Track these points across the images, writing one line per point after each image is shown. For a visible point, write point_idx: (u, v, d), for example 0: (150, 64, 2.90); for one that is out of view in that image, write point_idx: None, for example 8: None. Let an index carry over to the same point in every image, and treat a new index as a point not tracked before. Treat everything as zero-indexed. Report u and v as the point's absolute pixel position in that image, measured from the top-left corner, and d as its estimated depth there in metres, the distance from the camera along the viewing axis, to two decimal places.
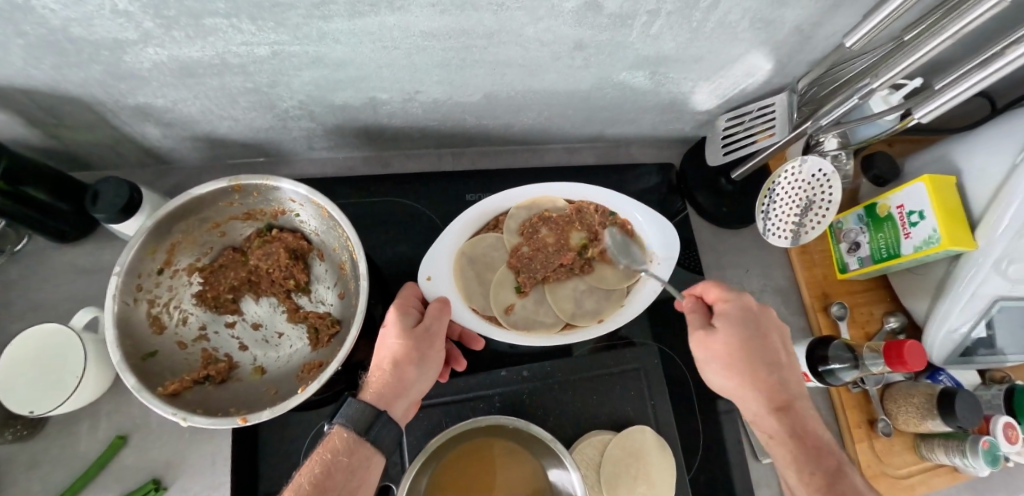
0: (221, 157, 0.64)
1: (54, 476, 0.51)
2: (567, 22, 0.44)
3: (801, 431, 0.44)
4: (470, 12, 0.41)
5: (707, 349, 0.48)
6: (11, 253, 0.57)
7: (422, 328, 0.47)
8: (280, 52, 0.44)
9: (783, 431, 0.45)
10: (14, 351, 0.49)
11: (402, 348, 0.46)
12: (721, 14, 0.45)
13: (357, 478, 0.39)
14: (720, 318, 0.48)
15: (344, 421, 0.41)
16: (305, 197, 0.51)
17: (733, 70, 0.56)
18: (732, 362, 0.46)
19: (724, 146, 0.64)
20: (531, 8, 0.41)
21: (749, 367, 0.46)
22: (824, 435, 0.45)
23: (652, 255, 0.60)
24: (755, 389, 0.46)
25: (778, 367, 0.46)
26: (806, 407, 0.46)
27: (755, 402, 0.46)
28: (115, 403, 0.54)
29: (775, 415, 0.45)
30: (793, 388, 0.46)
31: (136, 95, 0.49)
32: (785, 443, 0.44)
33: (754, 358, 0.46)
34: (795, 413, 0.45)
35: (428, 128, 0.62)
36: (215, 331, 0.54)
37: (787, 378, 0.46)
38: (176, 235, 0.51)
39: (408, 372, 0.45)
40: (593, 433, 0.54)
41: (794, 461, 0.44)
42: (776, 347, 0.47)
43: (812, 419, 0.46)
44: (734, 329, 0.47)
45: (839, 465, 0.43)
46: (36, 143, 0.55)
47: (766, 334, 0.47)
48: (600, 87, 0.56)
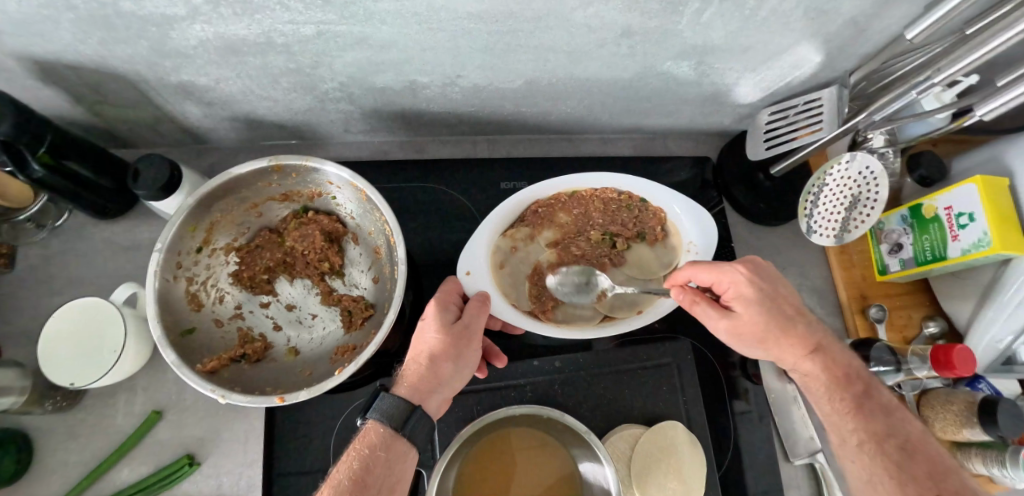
0: (259, 138, 0.64)
1: (91, 447, 0.52)
2: (619, 7, 0.43)
3: (829, 366, 0.47)
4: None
5: (735, 331, 0.48)
6: (54, 227, 0.58)
7: (462, 325, 0.47)
8: (325, 32, 0.44)
9: (818, 370, 0.47)
10: (57, 324, 0.49)
11: (441, 343, 0.45)
12: (776, 3, 0.44)
13: (394, 473, 0.39)
14: (738, 302, 0.47)
15: (378, 417, 0.41)
16: (345, 179, 0.50)
17: (781, 62, 0.54)
18: (765, 335, 0.47)
19: (766, 141, 0.62)
20: None
21: (782, 327, 0.47)
22: (852, 366, 0.48)
23: (688, 244, 0.59)
24: (789, 350, 0.48)
25: (799, 320, 0.48)
26: (831, 343, 0.49)
27: (789, 351, 0.48)
28: (151, 378, 0.55)
29: (812, 357, 0.47)
30: (820, 331, 0.49)
31: (179, 73, 0.49)
32: (819, 383, 0.47)
33: (786, 322, 0.47)
34: (826, 352, 0.48)
35: (464, 114, 0.61)
36: (250, 310, 0.55)
37: (812, 324, 0.49)
38: (215, 214, 0.52)
39: (445, 368, 0.44)
40: (624, 426, 0.54)
41: (827, 399, 0.47)
42: (785, 297, 0.48)
43: (840, 353, 0.49)
44: (760, 309, 0.46)
45: (865, 386, 0.47)
46: (78, 119, 0.56)
47: (773, 285, 0.48)
48: (644, 76, 0.55)
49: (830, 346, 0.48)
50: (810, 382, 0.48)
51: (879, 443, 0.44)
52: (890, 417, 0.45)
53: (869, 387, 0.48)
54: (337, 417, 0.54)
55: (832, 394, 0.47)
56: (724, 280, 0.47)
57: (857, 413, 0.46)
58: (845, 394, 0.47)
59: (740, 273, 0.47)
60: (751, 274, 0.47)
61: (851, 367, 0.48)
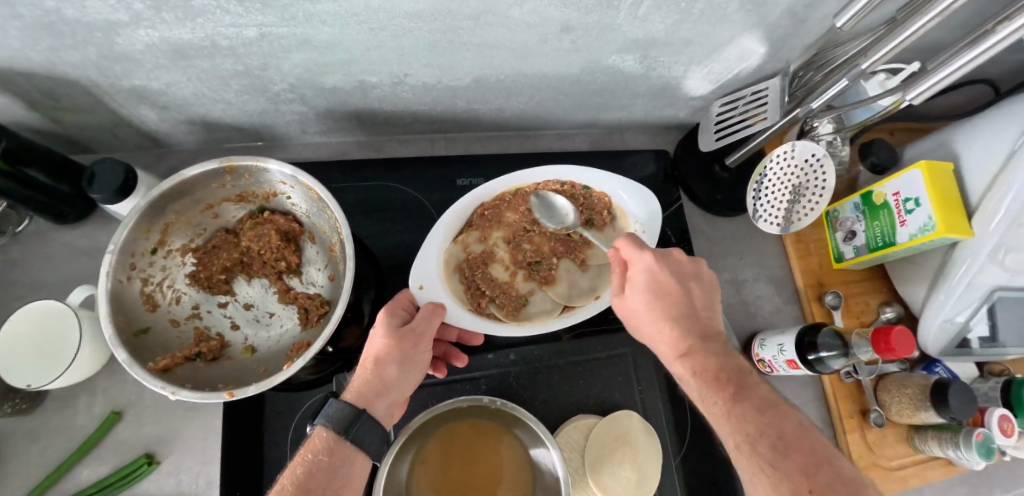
0: (218, 141, 0.65)
1: (52, 448, 0.52)
2: (554, 4, 0.44)
3: (701, 369, 0.41)
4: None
5: (626, 313, 0.48)
6: (15, 233, 0.59)
7: (409, 328, 0.47)
8: (269, 34, 0.45)
9: (687, 374, 0.42)
10: (14, 327, 0.50)
11: (387, 347, 0.45)
12: None
13: (340, 476, 0.40)
14: (630, 280, 0.47)
15: (324, 421, 0.41)
16: (294, 178, 0.51)
17: (726, 54, 0.55)
18: (654, 315, 0.44)
19: (717, 131, 0.63)
20: None
21: (665, 317, 0.44)
22: (725, 366, 0.41)
23: (635, 224, 0.59)
24: (659, 339, 0.44)
25: (690, 314, 0.44)
26: (713, 342, 0.43)
27: (663, 349, 0.44)
28: (112, 379, 0.56)
29: (683, 358, 0.42)
30: (695, 330, 0.43)
31: (131, 78, 0.50)
32: (690, 383, 0.41)
33: (671, 312, 0.44)
34: (704, 350, 0.42)
35: (419, 112, 0.62)
36: (208, 311, 0.56)
37: (692, 322, 0.44)
38: (169, 216, 0.52)
39: (390, 371, 0.45)
40: (579, 416, 0.54)
41: (701, 400, 0.40)
42: (681, 294, 0.45)
43: (716, 353, 0.42)
44: (641, 290, 0.46)
45: (740, 384, 0.39)
46: (35, 125, 0.57)
47: (671, 278, 0.46)
48: (592, 71, 0.56)
49: (698, 346, 0.42)
50: (687, 386, 0.42)
51: (755, 443, 0.36)
52: (760, 415, 0.37)
53: (749, 388, 0.39)
54: (296, 412, 0.55)
55: (709, 394, 0.40)
56: (631, 262, 0.47)
57: (729, 415, 0.38)
58: (714, 398, 0.39)
59: (648, 259, 0.46)
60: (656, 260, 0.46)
61: (730, 368, 0.41)
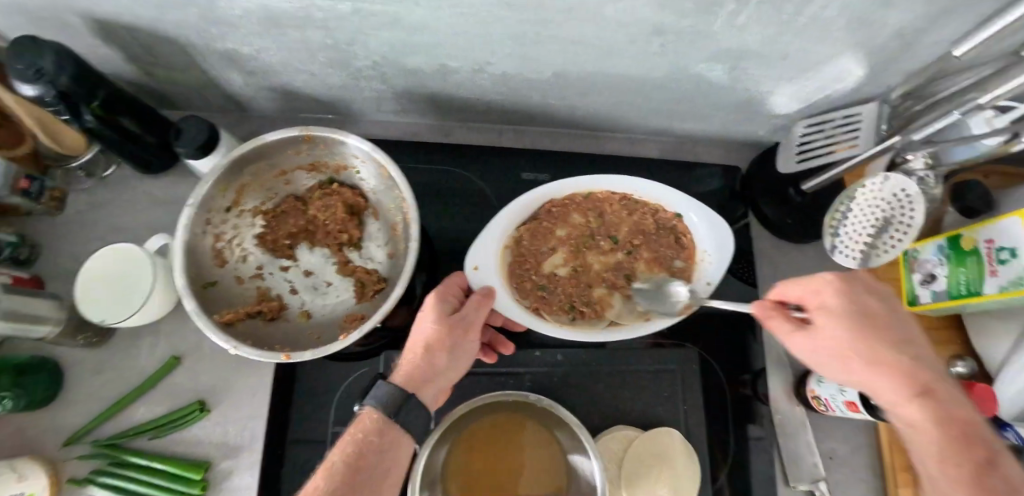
0: (295, 111, 0.66)
1: (118, 381, 0.56)
2: (650, 5, 0.43)
3: (944, 414, 0.34)
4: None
5: (818, 349, 0.38)
6: (103, 177, 0.63)
7: (458, 317, 0.47)
8: (362, 10, 0.45)
9: (925, 419, 0.34)
10: (95, 265, 0.53)
11: (436, 333, 0.45)
12: (815, 9, 0.43)
13: (388, 458, 0.40)
14: (818, 311, 0.38)
15: (374, 403, 0.42)
16: (368, 153, 0.52)
17: (819, 73, 0.53)
18: (854, 349, 0.36)
19: (798, 152, 0.60)
20: None
21: (871, 354, 0.36)
22: (976, 420, 0.34)
23: (701, 254, 0.57)
24: (879, 371, 0.35)
25: (913, 345, 0.37)
26: (946, 388, 0.35)
27: (889, 390, 0.35)
28: (174, 326, 0.58)
29: (919, 401, 0.34)
30: (925, 367, 0.36)
31: (225, 41, 0.52)
32: (929, 432, 0.33)
33: (881, 339, 0.36)
34: (937, 398, 0.34)
35: (494, 102, 0.61)
36: (270, 272, 0.57)
37: (921, 359, 0.36)
38: (245, 178, 0.54)
39: (439, 358, 0.45)
40: (617, 428, 0.53)
41: (936, 454, 0.33)
42: (891, 321, 0.38)
43: (957, 401, 0.35)
44: (846, 315, 0.37)
45: (992, 454, 0.32)
46: (131, 78, 0.60)
47: (879, 310, 0.38)
48: (676, 77, 0.54)
49: (942, 388, 0.34)
50: (920, 435, 0.34)
51: None
52: (952, 420, 0.34)
53: (998, 461, 0.32)
54: (340, 383, 0.56)
55: (929, 416, 0.34)
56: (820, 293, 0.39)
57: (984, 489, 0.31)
58: (955, 436, 0.33)
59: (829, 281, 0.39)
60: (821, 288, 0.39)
61: (978, 428, 0.33)
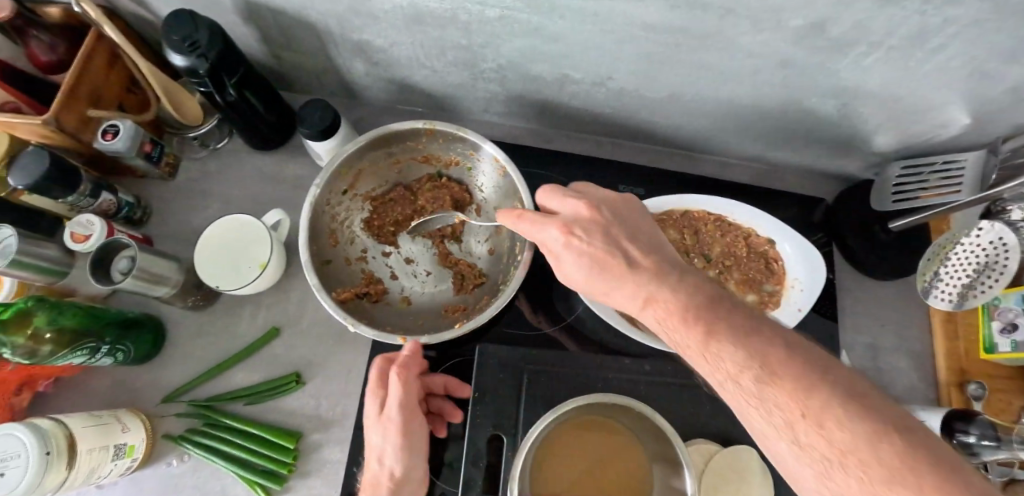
0: (404, 103, 0.68)
1: (218, 345, 0.59)
2: (785, 38, 0.45)
3: (790, 378, 0.28)
4: (698, 12, 0.43)
5: (653, 314, 0.38)
6: (215, 149, 0.66)
7: (388, 417, 0.45)
8: (507, 17, 0.48)
9: (782, 396, 0.28)
10: (216, 233, 0.56)
11: (388, 445, 0.45)
12: (941, 59, 0.45)
13: None
14: (652, 292, 0.38)
15: None
16: (488, 154, 0.55)
17: (927, 118, 0.54)
18: (678, 322, 0.35)
19: (894, 194, 0.61)
20: (757, 19, 0.43)
21: (706, 330, 0.33)
22: (776, 357, 0.29)
23: (791, 280, 0.59)
24: (733, 345, 0.31)
25: (755, 325, 0.32)
26: (765, 341, 0.31)
27: (727, 359, 0.30)
28: (274, 299, 0.61)
29: (751, 366, 0.29)
30: (737, 330, 0.32)
31: (362, 32, 0.54)
32: (792, 403, 0.27)
33: (708, 314, 0.34)
34: (789, 359, 0.29)
35: (600, 114, 0.63)
36: (374, 256, 0.59)
37: (741, 327, 0.32)
38: (365, 163, 0.56)
39: (398, 468, 0.45)
40: (699, 440, 0.55)
41: (790, 437, 0.27)
42: (722, 307, 0.34)
43: (766, 349, 0.30)
44: (675, 296, 0.36)
45: (811, 388, 0.27)
46: (258, 58, 0.63)
47: (710, 303, 0.35)
48: (785, 108, 0.56)
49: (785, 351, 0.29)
50: (770, 415, 0.28)
51: None
52: (780, 372, 0.28)
53: (858, 402, 0.26)
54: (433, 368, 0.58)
55: (775, 379, 0.28)
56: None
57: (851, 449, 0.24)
58: (792, 389, 0.27)
59: (582, 212, 0.45)
60: (569, 232, 0.44)
61: (810, 376, 0.28)
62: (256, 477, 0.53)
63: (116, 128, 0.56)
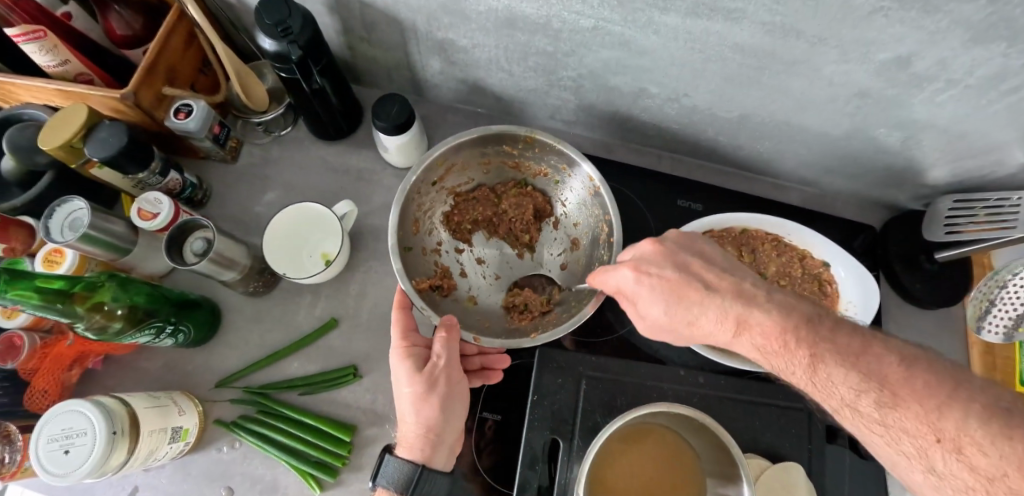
0: (471, 104, 0.69)
1: (275, 332, 0.58)
2: (868, 69, 0.47)
3: (908, 395, 0.31)
4: (791, 39, 0.45)
5: (758, 350, 0.39)
6: (278, 135, 0.66)
7: (429, 369, 0.46)
8: (600, 28, 0.49)
9: (902, 415, 0.30)
10: (286, 219, 0.57)
11: (416, 394, 0.46)
12: (1015, 101, 0.47)
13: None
14: (747, 322, 0.39)
15: (386, 484, 0.43)
16: (580, 171, 0.56)
17: (984, 157, 0.56)
18: (777, 348, 0.37)
19: (946, 226, 0.62)
20: (846, 49, 0.44)
21: (814, 351, 0.35)
22: (901, 378, 0.31)
23: (844, 304, 0.59)
24: (844, 370, 0.34)
25: (868, 344, 0.35)
26: (880, 363, 0.33)
27: (842, 382, 0.33)
28: (333, 290, 0.60)
29: (863, 387, 0.32)
30: (851, 346, 0.35)
31: (448, 31, 0.55)
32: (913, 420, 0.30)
33: (810, 338, 0.36)
34: (896, 377, 0.32)
35: (666, 129, 0.65)
36: (447, 250, 0.60)
37: (848, 345, 0.35)
38: (459, 159, 0.57)
39: (430, 418, 0.45)
40: (752, 456, 0.55)
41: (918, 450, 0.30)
42: (813, 321, 0.37)
43: (889, 370, 0.32)
44: (772, 322, 0.38)
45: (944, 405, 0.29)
46: (333, 49, 0.63)
47: (801, 321, 0.38)
48: (849, 136, 0.58)
49: (896, 371, 0.32)
50: (898, 430, 0.30)
51: None
52: (903, 394, 0.31)
53: (977, 411, 0.28)
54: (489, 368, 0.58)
55: (905, 412, 0.30)
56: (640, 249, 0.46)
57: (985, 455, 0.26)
58: (917, 407, 0.30)
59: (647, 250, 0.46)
60: (639, 270, 0.45)
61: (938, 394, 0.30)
62: (309, 468, 0.52)
63: (190, 108, 0.56)
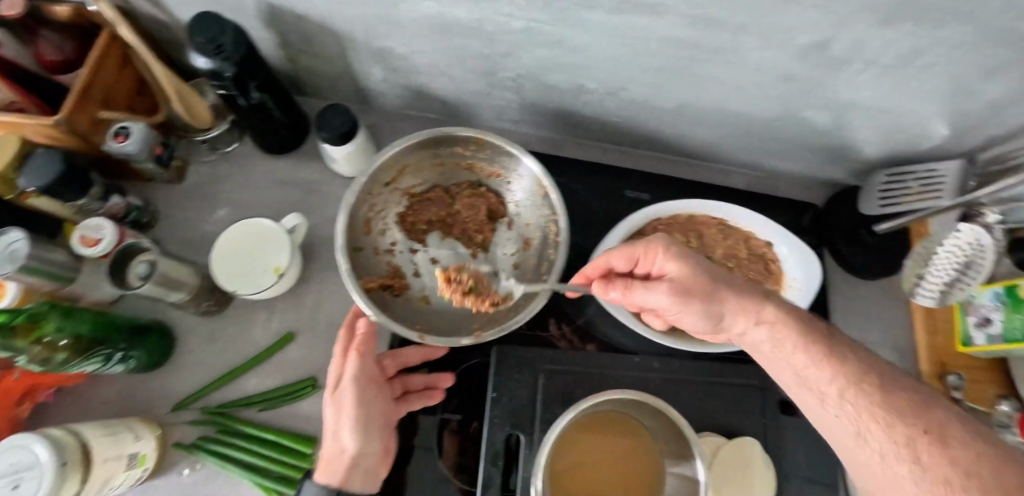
0: (417, 109, 0.69)
1: (231, 350, 0.58)
2: (790, 55, 0.48)
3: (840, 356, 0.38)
4: (713, 29, 0.46)
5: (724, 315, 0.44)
6: (225, 152, 0.65)
7: (342, 384, 0.49)
8: (532, 29, 0.50)
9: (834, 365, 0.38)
10: (233, 238, 0.56)
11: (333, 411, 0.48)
12: (929, 77, 0.49)
13: None
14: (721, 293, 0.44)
15: None
16: (529, 170, 0.57)
17: (911, 130, 0.59)
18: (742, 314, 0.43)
19: (881, 199, 0.65)
20: (766, 37, 0.46)
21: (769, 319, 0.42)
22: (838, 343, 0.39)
23: (788, 280, 0.63)
24: (786, 332, 0.41)
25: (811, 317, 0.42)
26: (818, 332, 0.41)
27: (789, 339, 0.40)
28: (287, 304, 0.60)
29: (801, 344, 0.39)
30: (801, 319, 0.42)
31: (385, 39, 0.55)
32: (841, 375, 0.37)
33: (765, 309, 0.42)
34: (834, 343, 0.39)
35: (610, 123, 0.66)
36: (401, 251, 0.60)
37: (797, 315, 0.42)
38: (411, 160, 0.58)
39: (345, 435, 0.47)
40: (708, 434, 0.57)
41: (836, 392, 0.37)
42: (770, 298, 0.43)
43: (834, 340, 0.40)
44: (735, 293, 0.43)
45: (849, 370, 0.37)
46: (273, 62, 0.63)
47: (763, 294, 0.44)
48: (782, 119, 0.61)
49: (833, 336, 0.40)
50: (824, 381, 0.38)
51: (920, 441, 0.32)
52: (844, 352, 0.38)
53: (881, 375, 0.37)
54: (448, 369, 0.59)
55: (891, 420, 0.34)
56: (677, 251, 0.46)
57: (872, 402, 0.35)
58: (843, 366, 0.37)
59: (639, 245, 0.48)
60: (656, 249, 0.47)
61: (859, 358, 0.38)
62: (273, 484, 0.51)
63: (127, 130, 0.55)
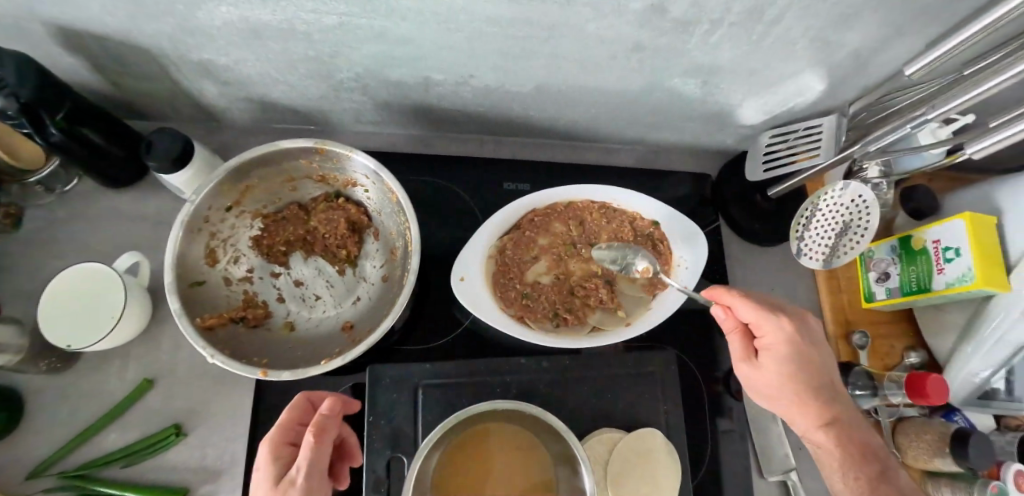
0: (271, 121, 0.65)
1: (83, 407, 0.54)
2: (631, 22, 0.44)
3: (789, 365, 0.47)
4: (536, 4, 0.41)
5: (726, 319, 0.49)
6: (61, 192, 0.60)
7: None
8: (347, 23, 0.44)
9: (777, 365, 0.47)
10: (64, 283, 0.51)
11: None
12: (782, 30, 0.45)
13: None
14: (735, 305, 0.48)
15: None
16: (378, 176, 0.53)
17: (785, 87, 0.56)
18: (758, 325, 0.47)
19: (765, 163, 0.63)
20: (596, 5, 0.41)
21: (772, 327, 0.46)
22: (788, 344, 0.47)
23: (677, 259, 0.60)
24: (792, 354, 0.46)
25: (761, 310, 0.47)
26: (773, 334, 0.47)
27: (773, 345, 0.47)
28: (144, 349, 0.57)
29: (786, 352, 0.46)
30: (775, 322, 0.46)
31: (200, 52, 0.50)
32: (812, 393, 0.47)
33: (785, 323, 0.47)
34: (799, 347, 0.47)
35: (475, 113, 0.62)
36: (260, 276, 0.56)
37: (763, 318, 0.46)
38: (252, 179, 0.53)
39: None
40: (604, 430, 0.54)
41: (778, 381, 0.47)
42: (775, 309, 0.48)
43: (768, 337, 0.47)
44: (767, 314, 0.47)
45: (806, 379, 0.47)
46: (94, 88, 0.57)
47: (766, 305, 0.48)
48: (651, 91, 0.57)
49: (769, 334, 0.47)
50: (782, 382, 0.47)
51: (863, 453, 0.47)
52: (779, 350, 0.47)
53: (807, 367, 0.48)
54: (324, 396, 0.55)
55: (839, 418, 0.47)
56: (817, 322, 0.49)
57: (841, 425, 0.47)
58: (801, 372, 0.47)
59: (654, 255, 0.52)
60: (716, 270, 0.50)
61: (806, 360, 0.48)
62: None
63: None
